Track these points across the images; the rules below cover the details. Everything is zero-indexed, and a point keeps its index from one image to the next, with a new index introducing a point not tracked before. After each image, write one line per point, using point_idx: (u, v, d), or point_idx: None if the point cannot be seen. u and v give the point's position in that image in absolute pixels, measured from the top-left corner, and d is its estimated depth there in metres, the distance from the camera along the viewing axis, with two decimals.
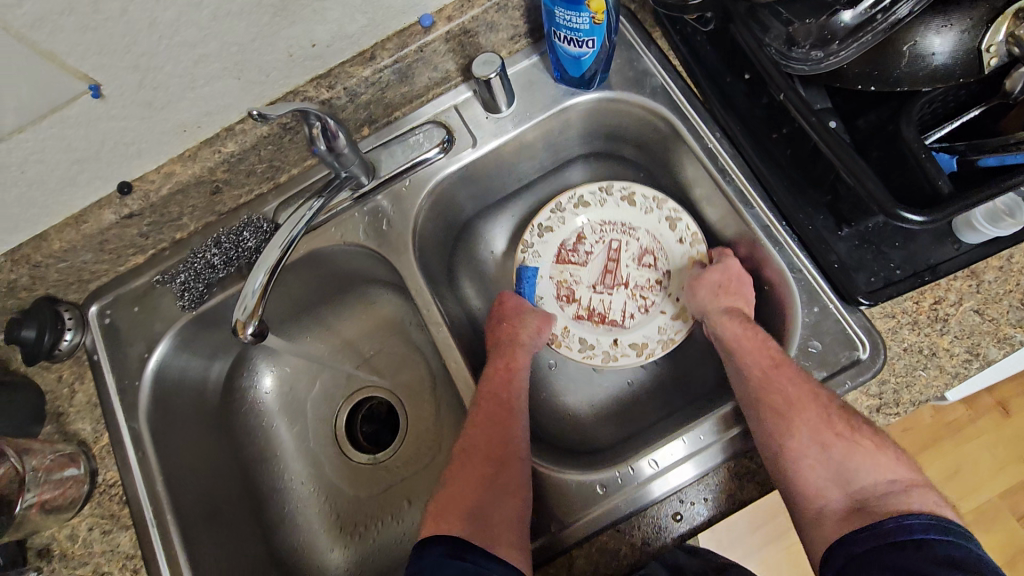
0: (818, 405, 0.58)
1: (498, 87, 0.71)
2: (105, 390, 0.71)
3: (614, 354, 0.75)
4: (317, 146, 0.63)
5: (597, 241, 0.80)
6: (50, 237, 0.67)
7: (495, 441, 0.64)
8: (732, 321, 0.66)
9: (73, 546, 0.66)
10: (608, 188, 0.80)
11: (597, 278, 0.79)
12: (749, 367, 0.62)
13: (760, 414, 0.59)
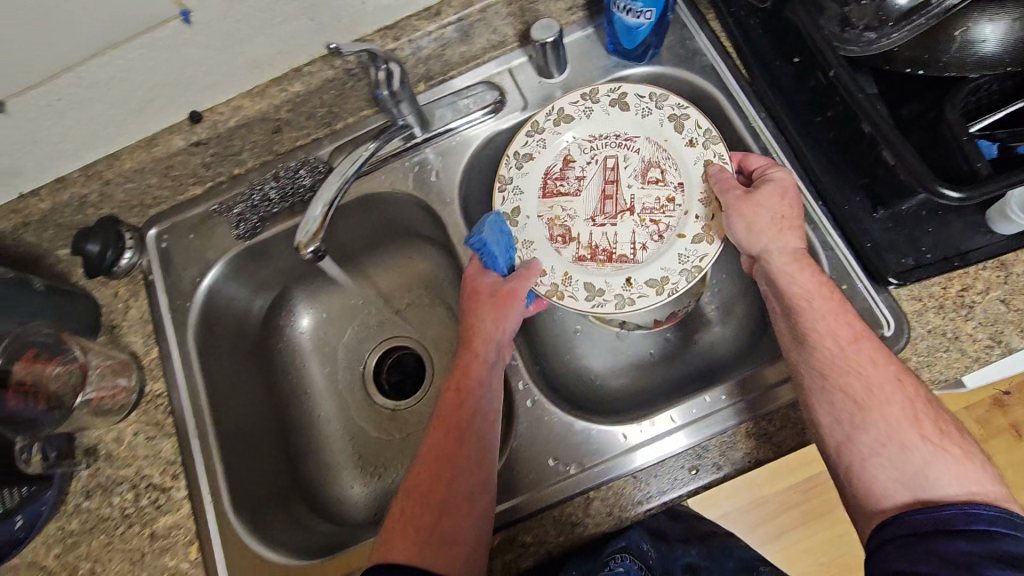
0: (903, 396, 0.55)
1: (553, 52, 0.74)
2: (159, 308, 0.75)
3: (631, 296, 0.69)
4: (380, 91, 0.67)
5: (588, 161, 0.74)
6: (123, 157, 0.71)
7: (460, 466, 0.61)
8: (802, 270, 0.61)
9: (119, 448, 0.70)
10: (593, 95, 0.75)
11: (596, 207, 0.73)
12: (829, 337, 0.58)
13: (836, 404, 0.56)
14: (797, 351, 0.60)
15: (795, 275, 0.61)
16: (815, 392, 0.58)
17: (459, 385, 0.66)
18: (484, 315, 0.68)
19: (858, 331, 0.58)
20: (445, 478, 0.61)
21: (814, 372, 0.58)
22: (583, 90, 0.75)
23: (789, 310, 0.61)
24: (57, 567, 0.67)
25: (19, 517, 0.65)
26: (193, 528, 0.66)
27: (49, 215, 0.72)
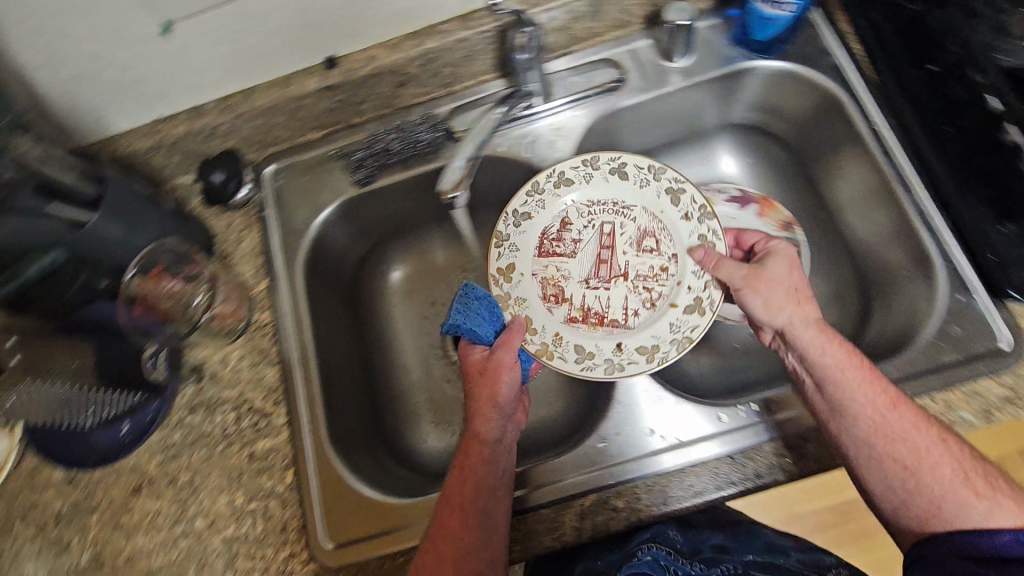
0: (950, 457, 0.55)
1: (682, 36, 0.74)
2: (270, 242, 0.78)
3: (620, 361, 0.70)
4: (517, 55, 0.69)
5: (584, 226, 0.77)
6: (258, 93, 0.74)
7: (470, 531, 0.56)
8: (830, 343, 0.60)
9: (224, 370, 0.73)
10: (593, 162, 0.76)
11: (590, 271, 0.76)
12: (863, 407, 0.57)
13: (889, 473, 0.56)
14: (835, 421, 0.59)
15: (827, 348, 0.60)
16: (863, 463, 0.57)
17: (463, 449, 0.63)
18: (484, 385, 0.65)
19: (886, 396, 0.58)
20: (461, 546, 0.56)
21: (858, 445, 0.57)
22: (584, 156, 0.76)
23: (821, 386, 0.60)
24: (158, 473, 0.71)
25: (126, 424, 0.71)
26: (290, 454, 0.69)
27: (181, 140, 0.75)
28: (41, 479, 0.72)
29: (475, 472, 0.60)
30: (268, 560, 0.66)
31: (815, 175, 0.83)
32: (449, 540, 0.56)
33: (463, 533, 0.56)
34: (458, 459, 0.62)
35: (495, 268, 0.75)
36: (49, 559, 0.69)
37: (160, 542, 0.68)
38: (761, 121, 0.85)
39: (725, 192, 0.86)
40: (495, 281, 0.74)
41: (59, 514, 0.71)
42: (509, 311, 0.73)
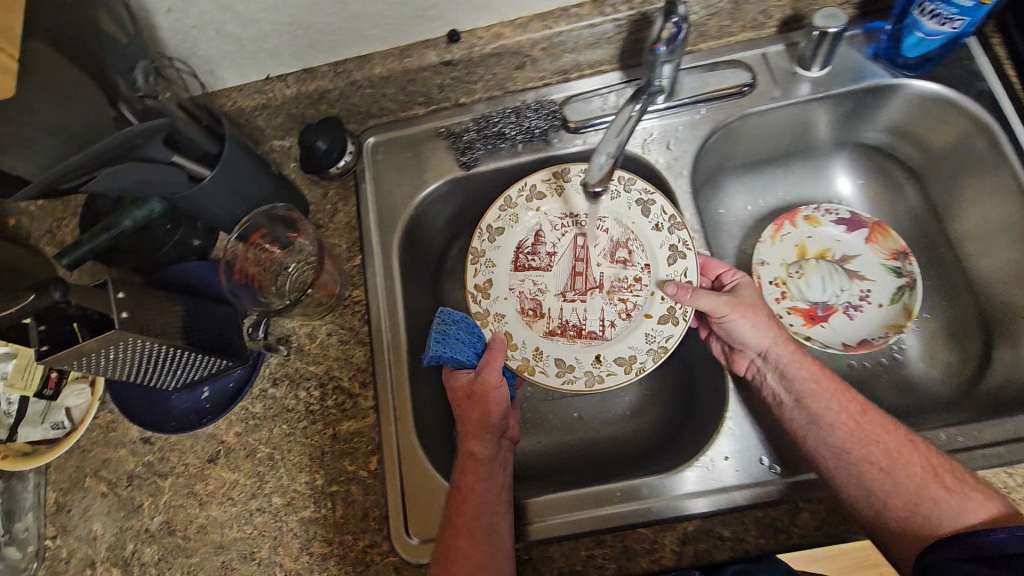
0: (918, 459, 0.57)
1: (828, 46, 0.70)
2: (366, 217, 0.75)
3: (599, 373, 0.71)
4: (659, 47, 0.62)
5: (559, 237, 0.77)
6: (374, 62, 0.71)
7: (475, 538, 0.56)
8: (797, 361, 0.64)
9: (311, 344, 0.71)
10: (563, 175, 0.76)
11: (567, 283, 0.76)
12: (834, 416, 0.61)
13: (867, 477, 0.58)
14: (813, 435, 0.61)
15: (800, 363, 0.63)
16: (838, 471, 0.58)
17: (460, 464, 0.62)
18: (473, 408, 0.64)
19: (851, 407, 0.61)
20: (466, 556, 0.55)
21: (836, 454, 0.59)
22: (552, 169, 0.76)
23: (800, 401, 0.62)
24: (236, 444, 0.68)
25: (206, 388, 0.70)
26: (375, 439, 0.67)
27: (288, 102, 0.72)
28: (116, 436, 0.70)
29: (471, 482, 0.60)
30: (347, 547, 0.63)
31: (937, 198, 0.79)
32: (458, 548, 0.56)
33: (473, 543, 0.56)
34: (456, 475, 0.61)
35: (473, 285, 0.75)
36: (118, 520, 0.67)
37: (234, 516, 0.66)
38: (887, 142, 0.81)
39: (834, 213, 0.83)
40: (475, 298, 0.74)
41: (131, 475, 0.69)
42: (489, 329, 0.74)
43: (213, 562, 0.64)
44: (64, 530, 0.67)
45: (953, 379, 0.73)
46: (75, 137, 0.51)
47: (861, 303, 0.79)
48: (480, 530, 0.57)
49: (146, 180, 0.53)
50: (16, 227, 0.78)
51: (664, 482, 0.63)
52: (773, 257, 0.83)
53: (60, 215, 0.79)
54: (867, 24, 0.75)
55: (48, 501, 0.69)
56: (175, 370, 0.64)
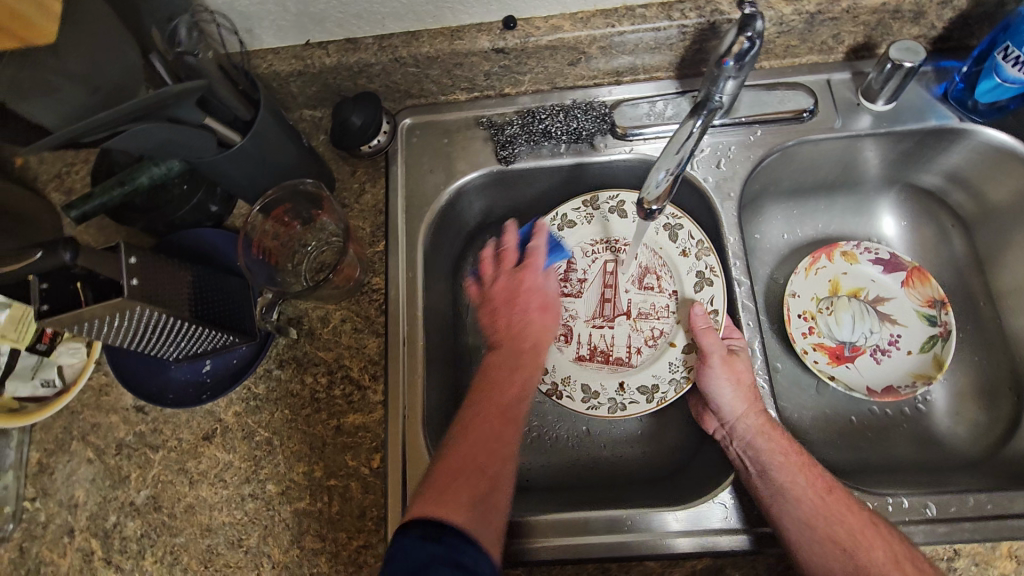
0: (882, 547, 0.53)
1: (897, 80, 0.67)
2: (393, 201, 0.72)
3: (622, 402, 0.68)
4: (726, 62, 0.52)
5: (590, 264, 0.75)
6: (423, 40, 0.67)
7: (484, 446, 0.54)
8: (768, 433, 0.59)
9: (323, 329, 0.68)
10: (593, 203, 0.75)
11: (595, 310, 0.73)
12: (800, 490, 0.56)
13: (829, 557, 0.53)
14: (777, 507, 0.56)
15: (771, 435, 0.59)
16: (803, 548, 0.54)
17: (511, 350, 0.63)
18: (505, 307, 0.66)
19: (817, 481, 0.57)
20: (479, 466, 0.53)
21: (798, 526, 0.55)
22: (584, 197, 0.76)
23: (764, 471, 0.58)
24: (234, 424, 0.65)
25: (209, 361, 0.66)
26: (381, 435, 0.64)
27: (326, 72, 0.69)
28: (108, 401, 0.67)
29: (515, 379, 0.61)
30: (339, 545, 0.60)
31: (983, 250, 0.76)
32: (459, 454, 0.54)
33: (481, 452, 0.54)
34: (488, 370, 0.61)
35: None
36: (103, 489, 0.64)
37: (224, 499, 0.63)
38: (938, 187, 0.78)
39: (873, 252, 0.79)
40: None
41: (120, 444, 0.66)
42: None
43: (198, 545, 0.62)
44: (45, 492, 0.65)
45: (981, 439, 0.70)
46: (102, 86, 0.48)
47: (890, 348, 0.76)
48: (500, 435, 0.56)
49: (172, 141, 0.49)
50: (24, 168, 0.74)
51: (674, 515, 0.60)
52: (805, 290, 0.79)
53: (71, 161, 0.75)
54: (941, 62, 0.73)
55: (30, 461, 0.66)
56: (178, 342, 0.60)
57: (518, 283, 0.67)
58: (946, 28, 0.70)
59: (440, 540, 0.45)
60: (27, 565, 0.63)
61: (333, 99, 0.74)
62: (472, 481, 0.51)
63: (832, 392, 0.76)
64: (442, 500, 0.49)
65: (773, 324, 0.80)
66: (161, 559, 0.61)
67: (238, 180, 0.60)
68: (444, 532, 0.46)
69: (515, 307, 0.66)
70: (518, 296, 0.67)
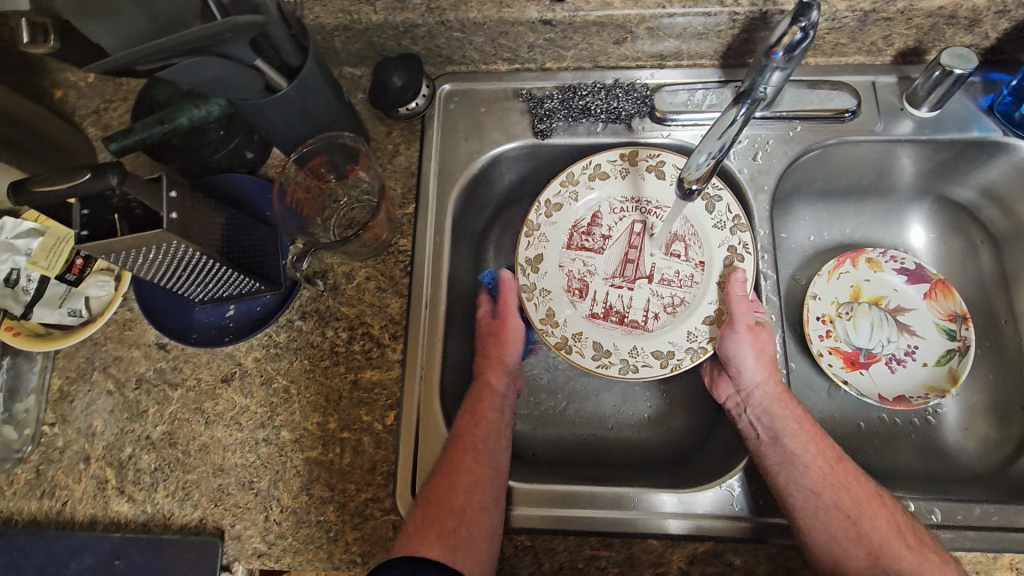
0: (885, 513, 0.56)
1: (946, 86, 0.66)
2: (427, 164, 0.72)
3: (636, 363, 0.67)
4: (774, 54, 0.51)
5: (617, 221, 0.73)
6: (471, 5, 0.67)
7: (466, 492, 0.57)
8: (784, 401, 0.61)
9: (346, 285, 0.68)
10: (632, 157, 0.72)
11: (616, 270, 0.72)
12: (810, 458, 0.58)
13: (833, 523, 0.55)
14: (788, 473, 0.58)
15: (788, 403, 0.61)
16: (806, 514, 0.56)
17: (475, 403, 0.64)
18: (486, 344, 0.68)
19: (826, 452, 0.59)
20: (451, 516, 0.55)
21: (806, 493, 0.56)
22: (623, 150, 0.72)
23: (777, 438, 0.59)
24: (253, 369, 0.66)
25: (233, 307, 0.68)
26: (396, 394, 0.64)
27: (372, 29, 0.69)
28: (131, 335, 0.68)
29: (494, 433, 0.62)
30: (347, 496, 0.61)
31: (1010, 267, 0.76)
32: (460, 497, 0.56)
33: (466, 503, 0.56)
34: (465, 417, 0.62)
35: (523, 258, 0.71)
36: (120, 421, 0.65)
37: (238, 441, 0.64)
38: (972, 203, 0.78)
39: (899, 261, 0.79)
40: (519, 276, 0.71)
41: (141, 378, 0.67)
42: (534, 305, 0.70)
43: (210, 483, 0.63)
44: (64, 419, 0.66)
45: (988, 456, 0.70)
46: (160, 16, 0.48)
47: (906, 358, 0.76)
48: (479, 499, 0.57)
49: (222, 78, 0.49)
50: (63, 100, 0.75)
51: (665, 497, 0.60)
52: (826, 293, 0.79)
53: (110, 97, 0.76)
54: (989, 74, 0.72)
55: (51, 387, 0.67)
56: (207, 283, 0.61)
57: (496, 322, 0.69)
58: (999, 40, 0.69)
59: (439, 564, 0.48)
60: (42, 487, 0.64)
61: (374, 58, 0.74)
62: (440, 523, 0.55)
63: (844, 395, 0.76)
64: (433, 530, 0.55)
65: (791, 323, 0.80)
66: (174, 493, 0.63)
67: (279, 128, 0.61)
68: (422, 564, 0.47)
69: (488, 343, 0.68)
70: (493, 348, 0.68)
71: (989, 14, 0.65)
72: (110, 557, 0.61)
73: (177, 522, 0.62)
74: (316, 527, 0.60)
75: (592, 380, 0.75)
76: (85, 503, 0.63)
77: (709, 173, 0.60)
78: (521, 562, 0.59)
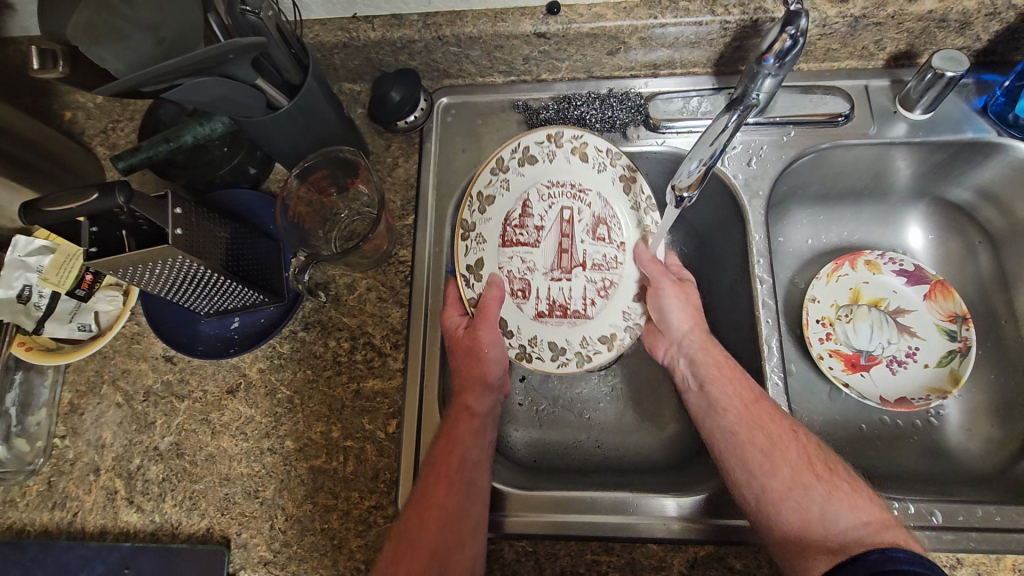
0: (799, 447, 0.57)
1: (938, 88, 0.67)
2: (426, 176, 0.74)
3: (587, 352, 0.68)
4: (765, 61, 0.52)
5: (547, 208, 0.70)
6: (466, 20, 0.68)
7: (440, 524, 0.56)
8: (710, 349, 0.65)
9: (349, 296, 0.70)
10: (557, 138, 0.69)
11: (552, 261, 0.69)
12: (728, 401, 0.61)
13: (748, 459, 0.57)
14: (708, 419, 0.61)
15: (709, 352, 0.64)
16: (728, 454, 0.59)
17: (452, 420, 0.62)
18: (465, 360, 0.64)
19: (744, 393, 0.61)
20: (428, 506, 0.57)
21: (726, 436, 0.59)
22: (549, 131, 0.68)
23: (703, 386, 0.63)
24: (257, 380, 0.67)
25: (238, 318, 0.69)
26: (398, 403, 0.65)
27: (370, 46, 0.70)
28: (140, 349, 0.70)
29: (464, 438, 0.60)
30: (351, 504, 0.62)
31: (1009, 268, 0.76)
32: (432, 528, 0.56)
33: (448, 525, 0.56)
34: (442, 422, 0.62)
35: (464, 265, 0.68)
36: (129, 432, 0.67)
37: (243, 451, 0.65)
38: (969, 204, 0.78)
39: (897, 263, 0.79)
40: (467, 281, 0.67)
41: (148, 391, 0.68)
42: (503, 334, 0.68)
43: (216, 493, 0.64)
44: (74, 431, 0.68)
45: (992, 456, 0.70)
46: (165, 38, 0.50)
47: (906, 359, 0.75)
48: (454, 525, 0.56)
49: (225, 97, 0.51)
50: (72, 121, 0.77)
51: (663, 502, 0.61)
52: (824, 296, 0.79)
53: (117, 117, 0.78)
54: (982, 75, 0.73)
55: (62, 400, 0.69)
56: (212, 296, 0.62)
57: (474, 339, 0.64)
58: (992, 41, 0.70)
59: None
60: (54, 498, 0.66)
61: (373, 73, 0.75)
62: (412, 553, 0.55)
63: (844, 398, 0.76)
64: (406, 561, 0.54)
65: (791, 328, 0.80)
66: (181, 503, 0.64)
67: (280, 144, 0.62)
68: None
69: (464, 360, 0.64)
70: (467, 371, 0.64)
71: (979, 18, 0.65)
72: (120, 566, 0.62)
73: (185, 531, 0.63)
74: (320, 535, 0.61)
75: (592, 386, 0.76)
76: (95, 513, 0.65)
77: (701, 179, 0.61)
78: (523, 568, 0.60)
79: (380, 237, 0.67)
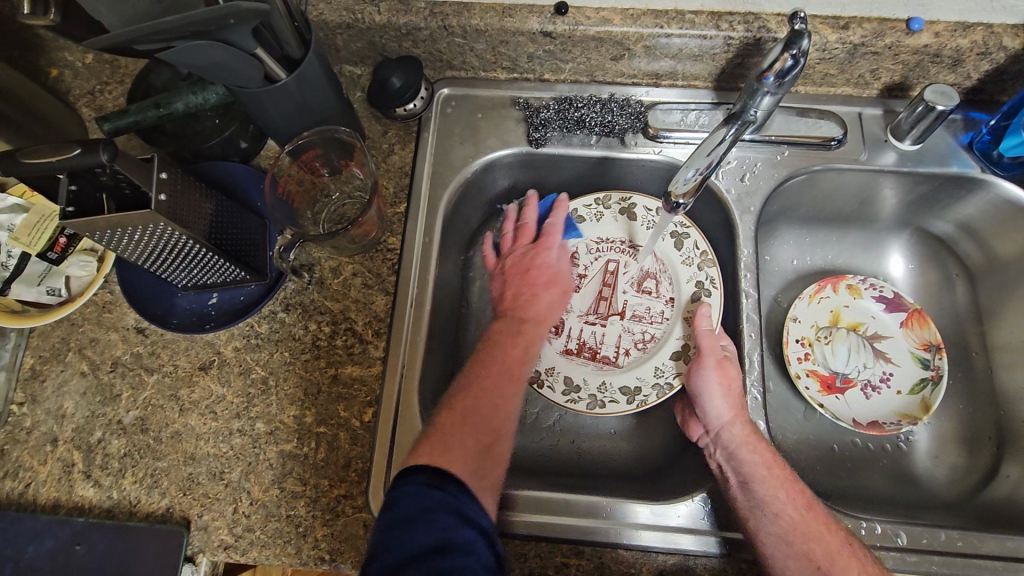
0: (859, 569, 0.53)
1: (928, 121, 0.69)
2: (421, 165, 0.73)
3: (602, 398, 0.69)
4: (765, 78, 0.51)
5: (592, 261, 0.76)
6: (474, 11, 0.68)
7: (481, 416, 0.55)
8: (756, 444, 0.59)
9: (333, 280, 0.68)
10: (605, 201, 0.77)
11: (590, 306, 0.74)
12: (780, 506, 0.56)
13: (803, 573, 0.53)
14: (757, 521, 0.56)
15: (756, 447, 0.59)
16: (781, 562, 0.54)
17: (513, 318, 0.65)
18: (537, 273, 0.69)
19: (797, 497, 0.57)
20: (480, 434, 0.54)
21: (776, 543, 0.55)
22: (597, 194, 0.77)
23: (746, 483, 0.58)
24: (232, 359, 0.65)
25: (216, 295, 0.67)
26: (375, 391, 0.64)
27: (374, 29, 0.69)
28: (110, 318, 0.67)
29: (524, 343, 0.63)
30: (319, 492, 0.60)
31: (984, 302, 0.78)
32: (467, 435, 0.53)
33: (479, 438, 0.54)
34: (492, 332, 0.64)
35: None
36: (92, 404, 0.64)
37: (212, 431, 0.63)
38: (950, 236, 0.80)
39: (877, 289, 0.80)
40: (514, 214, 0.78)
41: (116, 361, 0.66)
42: None
43: (179, 472, 0.62)
44: (34, 399, 0.65)
45: (957, 485, 0.71)
46: None
47: (881, 385, 0.76)
48: (503, 415, 0.56)
49: (221, 63, 0.50)
50: (58, 80, 0.75)
51: (637, 509, 0.60)
52: (806, 317, 0.80)
53: (106, 80, 0.76)
54: (971, 113, 0.75)
55: (24, 366, 0.66)
56: (192, 268, 0.61)
57: (533, 258, 0.70)
58: (981, 80, 0.72)
59: (444, 489, 0.47)
60: (6, 468, 0.63)
61: (375, 58, 0.75)
62: (478, 431, 0.54)
63: (819, 418, 0.77)
64: (443, 453, 0.51)
65: (771, 345, 0.80)
66: (142, 481, 0.62)
67: (275, 119, 0.61)
68: (449, 482, 0.48)
69: (526, 281, 0.69)
70: (532, 281, 0.68)
71: (971, 56, 0.68)
72: (71, 542, 0.60)
73: (143, 510, 0.61)
74: (287, 522, 0.59)
75: None
76: (50, 485, 0.62)
77: (696, 188, 0.62)
78: None
79: (368, 223, 0.66)
